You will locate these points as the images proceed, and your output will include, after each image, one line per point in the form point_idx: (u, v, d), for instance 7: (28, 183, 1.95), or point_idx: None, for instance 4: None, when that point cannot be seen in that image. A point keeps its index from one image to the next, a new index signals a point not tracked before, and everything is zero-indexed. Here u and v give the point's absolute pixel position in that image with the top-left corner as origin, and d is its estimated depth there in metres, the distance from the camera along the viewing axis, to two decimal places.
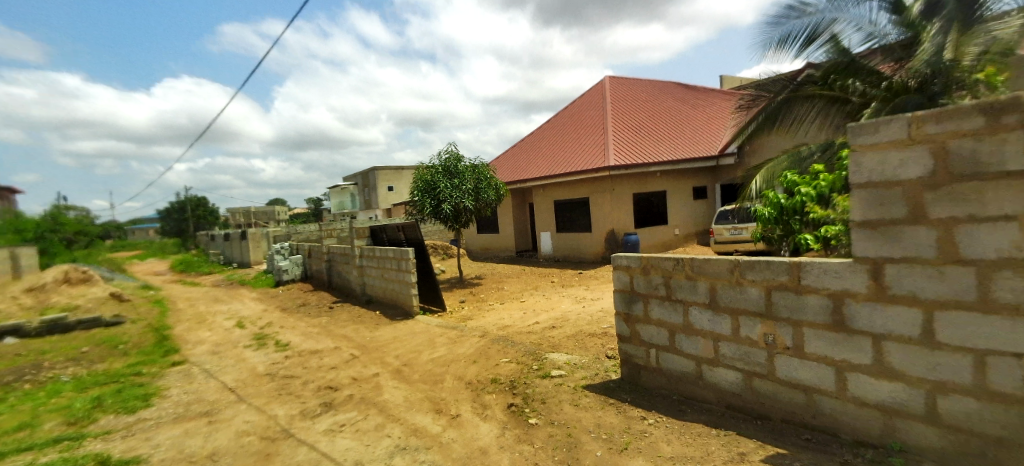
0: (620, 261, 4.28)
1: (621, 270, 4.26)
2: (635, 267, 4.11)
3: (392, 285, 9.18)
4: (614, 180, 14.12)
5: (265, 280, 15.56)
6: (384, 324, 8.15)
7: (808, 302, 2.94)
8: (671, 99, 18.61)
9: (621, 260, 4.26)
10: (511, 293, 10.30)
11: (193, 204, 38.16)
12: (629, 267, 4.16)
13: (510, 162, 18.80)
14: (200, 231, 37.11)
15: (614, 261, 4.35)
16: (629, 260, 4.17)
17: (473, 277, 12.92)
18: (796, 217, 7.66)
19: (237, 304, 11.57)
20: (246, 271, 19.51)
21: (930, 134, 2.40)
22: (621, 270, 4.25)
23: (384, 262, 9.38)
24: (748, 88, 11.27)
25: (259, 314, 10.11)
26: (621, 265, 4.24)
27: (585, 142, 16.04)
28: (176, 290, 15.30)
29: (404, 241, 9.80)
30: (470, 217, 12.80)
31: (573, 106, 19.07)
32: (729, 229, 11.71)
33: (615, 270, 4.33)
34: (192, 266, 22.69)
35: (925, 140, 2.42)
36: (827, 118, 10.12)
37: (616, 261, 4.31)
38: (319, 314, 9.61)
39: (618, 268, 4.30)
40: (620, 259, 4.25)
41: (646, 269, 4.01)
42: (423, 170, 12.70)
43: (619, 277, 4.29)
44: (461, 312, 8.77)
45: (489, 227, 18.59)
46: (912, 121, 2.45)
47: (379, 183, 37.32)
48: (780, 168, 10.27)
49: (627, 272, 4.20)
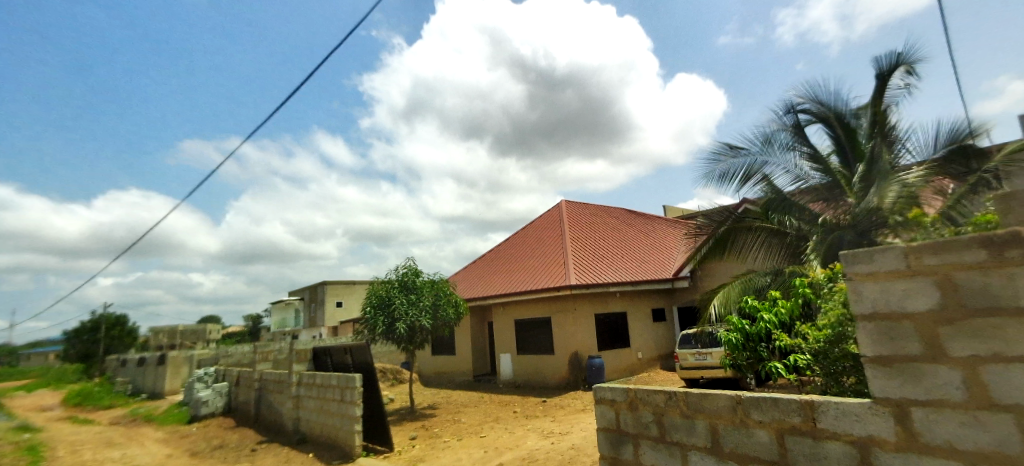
0: (602, 393, 3.67)
1: (603, 403, 3.64)
2: (620, 400, 3.50)
3: (332, 420, 7.92)
4: (576, 300, 13.89)
5: (180, 415, 13.38)
6: None
7: (829, 449, 2.40)
8: (623, 223, 19.51)
9: (603, 390, 3.65)
10: (468, 426, 9.17)
11: (109, 323, 34.32)
12: (615, 400, 3.54)
13: (468, 280, 18.41)
14: (111, 354, 32.90)
15: (595, 392, 3.74)
16: (613, 391, 3.57)
17: (425, 407, 11.61)
18: (764, 344, 7.38)
19: (134, 449, 9.60)
20: (158, 403, 16.87)
21: (929, 265, 2.10)
22: (605, 405, 3.62)
23: (325, 392, 8.23)
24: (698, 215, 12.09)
25: (161, 462, 8.35)
26: (603, 397, 3.64)
27: (545, 261, 16.08)
28: (62, 431, 12.76)
29: (352, 366, 8.75)
30: (425, 337, 11.92)
31: (530, 226, 19.51)
32: (693, 353, 11.38)
33: (598, 404, 3.69)
34: (92, 398, 19.48)
35: (926, 272, 2.10)
36: (772, 249, 10.94)
37: (598, 391, 3.71)
38: (238, 459, 8.04)
39: (600, 401, 3.67)
40: (603, 391, 3.64)
41: (633, 402, 3.40)
42: (379, 284, 12.01)
43: (602, 412, 3.64)
44: (410, 452, 7.58)
45: (445, 348, 17.49)
46: (907, 251, 2.16)
47: (327, 298, 35.49)
48: (737, 292, 10.49)
49: (612, 406, 3.57)
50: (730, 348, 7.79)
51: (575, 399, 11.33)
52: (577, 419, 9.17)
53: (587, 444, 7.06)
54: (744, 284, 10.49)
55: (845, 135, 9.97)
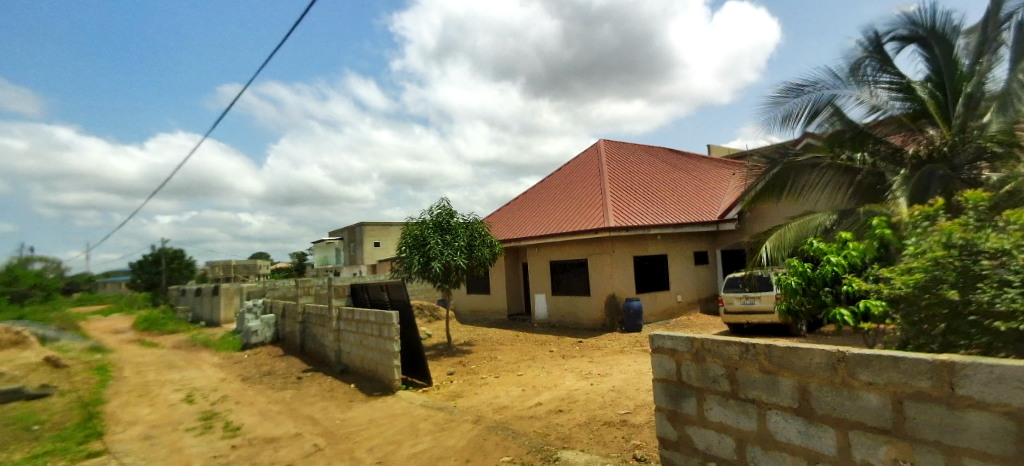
0: (659, 342, 3.45)
1: (663, 354, 3.41)
2: (684, 349, 3.25)
3: (372, 354, 8.01)
4: (615, 242, 13.41)
5: (232, 343, 14.12)
6: (358, 402, 6.94)
7: (969, 420, 2.00)
8: (666, 163, 18.51)
9: (661, 339, 3.42)
10: (505, 364, 9.15)
11: (168, 256, 36.52)
12: (674, 351, 3.32)
13: (503, 221, 18.16)
14: (171, 285, 35.25)
15: (651, 341, 3.53)
16: (675, 341, 3.32)
17: (462, 343, 11.74)
18: (827, 289, 6.87)
19: (191, 372, 10.18)
20: (213, 331, 17.92)
21: None
22: (663, 355, 3.40)
23: (364, 327, 8.30)
24: (754, 154, 11.25)
25: (215, 385, 8.78)
26: (664, 348, 3.39)
27: (583, 202, 15.54)
28: (129, 352, 13.73)
29: (389, 303, 8.75)
30: (460, 276, 11.85)
31: (568, 167, 18.82)
32: (739, 298, 10.88)
33: (655, 353, 3.48)
34: (155, 323, 20.94)
35: None
36: (840, 184, 9.99)
37: (655, 341, 3.48)
38: (285, 386, 8.33)
39: (659, 351, 3.45)
40: (663, 340, 3.41)
41: (698, 352, 3.16)
42: (414, 224, 11.88)
43: (660, 361, 3.44)
44: (448, 388, 7.58)
45: (481, 287, 17.60)
46: None
47: (366, 239, 36.37)
48: (792, 236, 9.73)
49: (672, 356, 3.34)
50: (786, 293, 7.33)
51: (613, 341, 11.14)
52: (615, 361, 8.99)
53: (628, 387, 6.85)
54: (800, 226, 9.78)
55: (943, 54, 8.88)
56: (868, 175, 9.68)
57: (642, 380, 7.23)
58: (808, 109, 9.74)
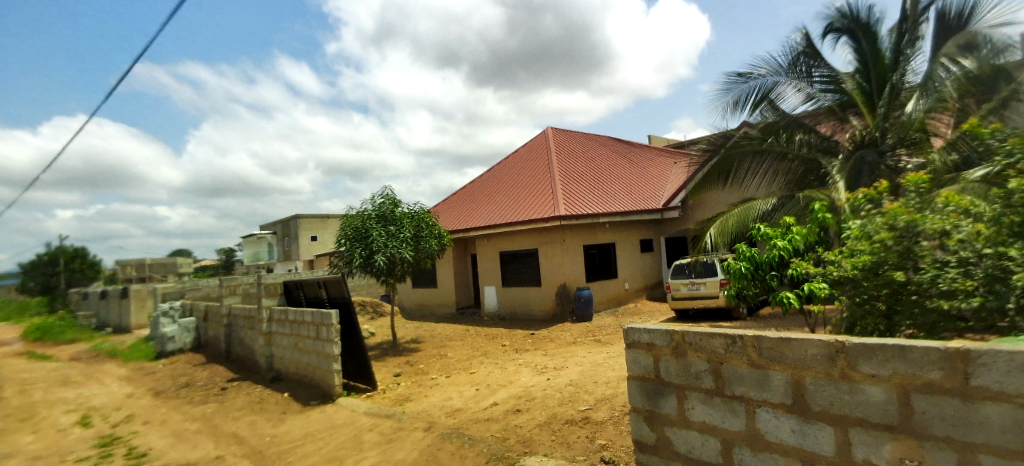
0: (634, 336, 3.15)
1: (639, 348, 3.10)
2: (662, 343, 2.95)
3: (309, 358, 7.26)
4: (564, 230, 13.24)
5: (145, 351, 12.59)
6: (291, 414, 6.22)
7: (985, 414, 1.73)
8: (611, 151, 18.63)
9: (636, 332, 3.12)
10: (456, 361, 8.67)
11: (68, 255, 32.50)
12: (651, 345, 3.02)
13: (450, 211, 17.52)
14: (74, 287, 31.45)
15: (625, 335, 3.22)
16: (652, 333, 3.02)
17: (408, 341, 11.10)
18: (774, 273, 6.83)
19: (92, 388, 8.86)
20: (123, 338, 15.98)
21: None
22: (640, 350, 3.10)
23: (299, 329, 7.51)
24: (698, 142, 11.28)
25: (120, 402, 7.65)
26: (640, 343, 3.09)
27: (531, 191, 15.26)
28: (16, 368, 11.85)
29: (327, 301, 7.98)
30: (405, 270, 11.18)
31: (515, 156, 18.45)
32: (685, 284, 11.01)
33: (631, 349, 3.17)
34: (53, 332, 18.45)
35: None
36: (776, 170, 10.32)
37: (630, 335, 3.18)
38: (205, 399, 7.37)
39: (634, 346, 3.14)
40: (639, 334, 3.10)
41: (678, 346, 2.87)
42: (354, 214, 11.04)
43: (635, 357, 3.13)
44: (395, 391, 7.00)
45: (426, 280, 16.92)
46: None
47: (301, 232, 34.25)
48: (734, 222, 9.91)
49: (650, 351, 3.04)
50: (733, 279, 7.15)
51: (565, 332, 10.95)
52: (569, 352, 8.76)
53: (585, 380, 6.61)
54: (742, 213, 9.99)
55: (868, 45, 9.17)
56: (802, 166, 10.11)
57: (599, 372, 7.02)
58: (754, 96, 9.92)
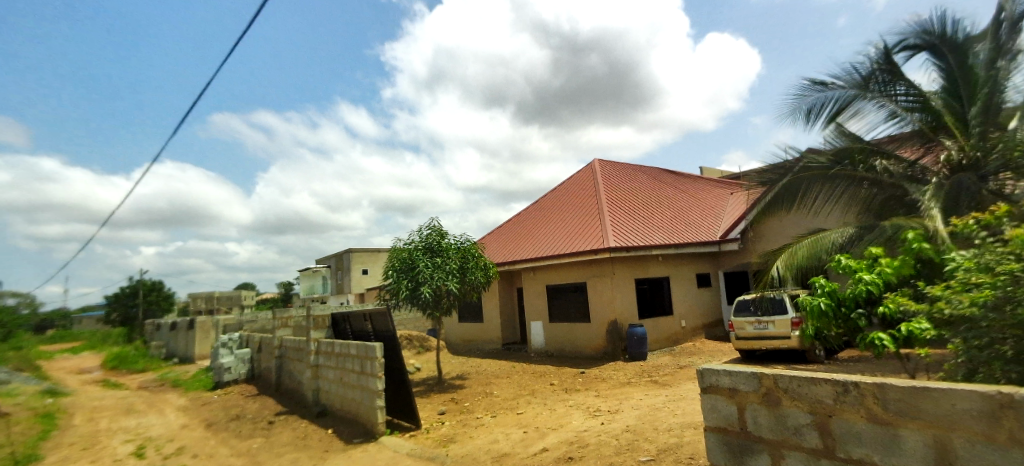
0: (711, 379, 2.73)
1: (719, 394, 2.68)
2: (748, 390, 2.52)
3: (354, 393, 7.11)
4: (615, 263, 12.70)
5: (203, 382, 12.98)
6: (334, 453, 6.01)
7: None
8: (661, 181, 18.05)
9: (713, 375, 2.71)
10: (502, 400, 8.26)
11: (145, 288, 34.97)
12: (733, 391, 2.60)
13: (496, 244, 17.38)
14: (148, 318, 33.61)
15: (699, 378, 2.82)
16: (734, 376, 2.60)
17: (453, 377, 10.81)
18: (861, 310, 6.14)
19: (150, 418, 9.09)
20: (185, 368, 16.65)
21: None
22: (719, 396, 2.67)
23: (345, 362, 7.41)
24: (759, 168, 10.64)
25: (173, 433, 7.75)
26: (719, 388, 2.67)
27: (579, 223, 14.88)
28: (88, 395, 12.48)
29: (372, 334, 7.88)
30: (451, 303, 11.02)
31: (562, 187, 18.22)
32: (751, 322, 10.15)
33: (708, 394, 2.74)
34: (126, 361, 19.59)
35: None
36: (852, 197, 9.54)
37: (705, 378, 2.77)
38: (252, 432, 7.33)
39: (712, 391, 2.72)
40: (718, 376, 2.68)
41: (769, 393, 2.43)
42: (401, 247, 11.09)
43: (713, 405, 2.71)
44: (439, 431, 6.67)
45: (473, 315, 16.71)
46: None
47: (353, 266, 35.30)
48: (804, 253, 9.11)
49: (733, 398, 2.60)
50: (810, 318, 6.42)
51: (618, 371, 10.29)
52: (623, 394, 8.14)
53: (643, 426, 6.03)
54: (811, 243, 9.18)
55: (955, 61, 8.49)
56: (882, 192, 9.30)
57: (659, 417, 6.41)
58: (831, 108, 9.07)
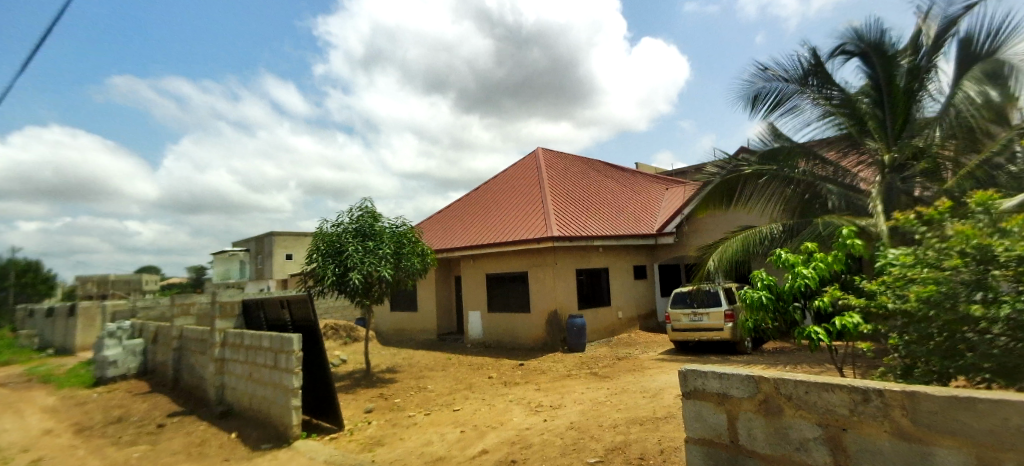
0: (696, 382, 2.44)
1: (707, 399, 2.39)
2: (742, 396, 2.22)
3: (264, 392, 6.19)
4: (556, 253, 12.41)
5: (84, 377, 11.14)
6: (235, 462, 5.11)
7: None
8: (603, 174, 18.09)
9: (697, 376, 2.43)
10: (436, 395, 7.64)
11: (19, 268, 30.14)
12: (723, 396, 2.31)
13: (434, 230, 16.59)
14: (23, 303, 29.09)
15: (682, 380, 2.52)
16: (726, 379, 2.31)
17: (383, 369, 10.00)
18: (797, 304, 6.09)
19: (3, 422, 7.50)
20: (62, 361, 14.33)
21: None
22: (706, 402, 2.39)
23: (255, 356, 6.45)
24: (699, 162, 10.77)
25: (30, 441, 6.37)
26: (706, 392, 2.38)
27: (521, 211, 14.47)
28: None
29: (290, 324, 6.93)
30: (383, 291, 10.17)
31: (504, 175, 17.74)
32: (687, 314, 10.23)
33: (692, 399, 2.46)
34: None
35: None
36: (780, 196, 9.71)
37: (687, 380, 2.49)
38: (135, 439, 6.17)
39: (698, 396, 2.43)
40: (703, 380, 2.39)
41: (767, 400, 2.14)
42: (328, 228, 10.05)
43: (699, 412, 2.42)
44: (364, 432, 5.93)
45: (406, 303, 15.85)
46: None
47: (276, 250, 32.74)
48: (737, 249, 9.30)
49: (722, 405, 2.32)
50: (748, 310, 6.35)
51: (556, 363, 10.01)
52: (565, 387, 7.80)
53: (588, 423, 5.69)
54: (744, 239, 9.37)
55: (882, 70, 8.47)
56: (805, 194, 9.53)
57: (603, 413, 6.11)
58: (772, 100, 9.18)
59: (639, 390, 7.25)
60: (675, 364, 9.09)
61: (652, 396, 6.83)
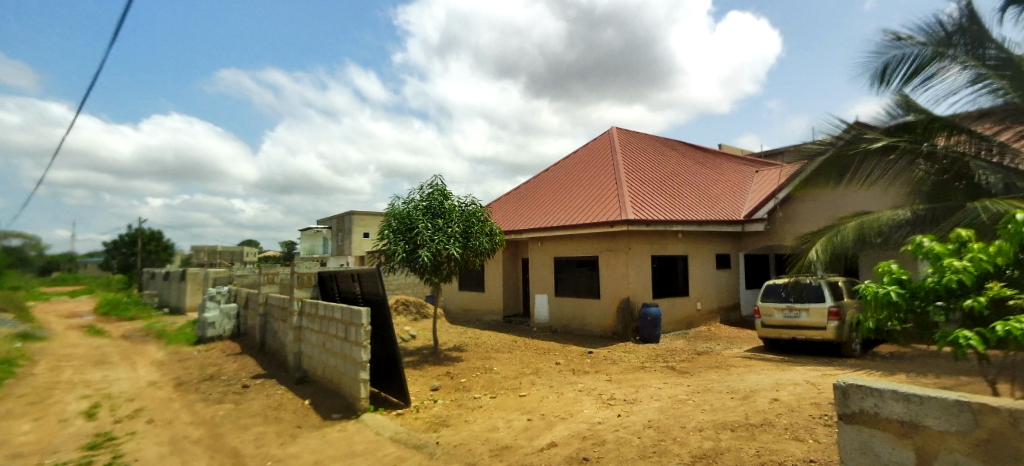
0: (863, 403, 2.14)
1: (883, 427, 2.08)
2: (946, 429, 1.88)
3: (335, 362, 6.29)
4: (632, 237, 11.69)
5: (188, 336, 12.27)
6: (307, 430, 5.18)
7: None
8: (684, 156, 16.87)
9: (863, 395, 2.13)
10: (502, 378, 7.41)
11: (144, 237, 34.21)
12: (908, 425, 1.99)
13: (504, 210, 16.38)
14: (147, 268, 33.08)
15: (843, 396, 2.25)
16: (918, 405, 1.96)
17: (450, 348, 10.00)
18: (941, 303, 5.31)
19: (119, 371, 8.34)
20: (172, 320, 15.98)
21: None
22: (882, 428, 2.08)
23: (328, 326, 6.57)
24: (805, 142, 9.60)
25: (136, 391, 6.97)
26: (880, 418, 2.08)
27: (595, 192, 13.82)
28: (66, 342, 11.82)
29: (360, 297, 6.97)
30: (452, 270, 10.12)
31: (577, 155, 17.08)
32: (780, 309, 9.22)
33: (859, 421, 2.17)
34: (117, 308, 19.05)
35: None
36: (904, 174, 8.64)
37: (848, 398, 2.20)
38: (222, 397, 6.54)
39: (864, 419, 2.14)
40: (870, 399, 2.11)
41: (992, 442, 1.76)
42: (400, 205, 10.11)
43: (870, 439, 2.12)
44: (430, 411, 5.82)
45: (474, 284, 15.89)
46: None
47: (356, 229, 34.52)
48: (848, 234, 8.27)
49: (900, 434, 2.02)
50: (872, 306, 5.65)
51: (629, 354, 9.43)
52: (639, 380, 7.24)
53: (668, 423, 5.18)
54: (860, 224, 8.24)
55: None
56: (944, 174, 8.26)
57: (684, 413, 5.55)
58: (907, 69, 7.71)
59: (724, 390, 6.54)
60: (765, 364, 8.19)
61: (741, 398, 6.11)
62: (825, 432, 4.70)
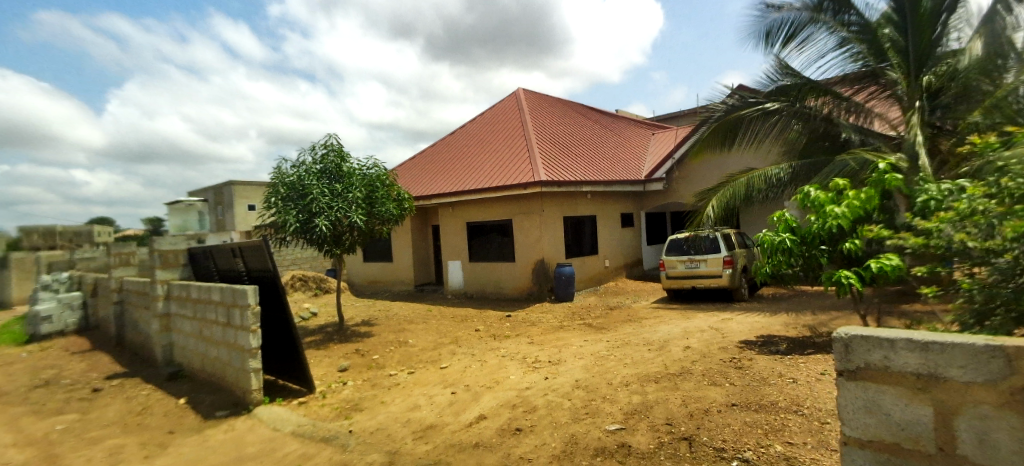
0: (869, 356, 1.75)
1: (895, 382, 1.70)
2: (977, 382, 1.51)
3: (217, 353, 5.28)
4: (544, 199, 11.52)
5: (14, 336, 9.88)
6: (182, 436, 4.24)
7: None
8: (589, 118, 17.03)
9: (870, 348, 1.73)
10: (419, 351, 6.87)
11: None
12: (929, 378, 1.61)
13: (409, 176, 15.38)
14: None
15: (838, 351, 1.84)
16: (939, 355, 1.59)
17: (358, 323, 9.18)
18: (824, 248, 5.56)
19: None
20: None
21: None
22: (889, 385, 1.72)
23: (206, 311, 5.48)
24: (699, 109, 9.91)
25: None
26: (890, 373, 1.70)
27: (505, 155, 13.42)
28: None
29: (245, 276, 5.87)
30: (355, 239, 9.17)
31: (483, 117, 16.46)
32: (683, 261, 9.70)
33: (855, 378, 1.79)
34: None
35: None
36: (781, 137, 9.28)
37: (850, 353, 1.80)
38: (62, 408, 5.20)
39: (871, 375, 1.75)
40: (873, 351, 1.73)
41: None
42: (289, 168, 8.77)
43: (875, 400, 1.75)
44: (339, 395, 5.14)
45: (380, 254, 14.89)
46: None
47: (238, 201, 30.77)
48: (740, 193, 8.80)
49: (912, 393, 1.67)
50: (768, 255, 5.96)
51: (546, 315, 9.36)
52: (560, 340, 7.14)
53: (596, 381, 5.05)
54: (750, 181, 8.78)
55: None
56: (814, 134, 8.94)
57: (609, 369, 5.47)
58: (784, 34, 8.28)
59: (642, 343, 6.65)
60: (672, 313, 8.58)
61: (659, 348, 6.24)
62: (741, 371, 4.88)
